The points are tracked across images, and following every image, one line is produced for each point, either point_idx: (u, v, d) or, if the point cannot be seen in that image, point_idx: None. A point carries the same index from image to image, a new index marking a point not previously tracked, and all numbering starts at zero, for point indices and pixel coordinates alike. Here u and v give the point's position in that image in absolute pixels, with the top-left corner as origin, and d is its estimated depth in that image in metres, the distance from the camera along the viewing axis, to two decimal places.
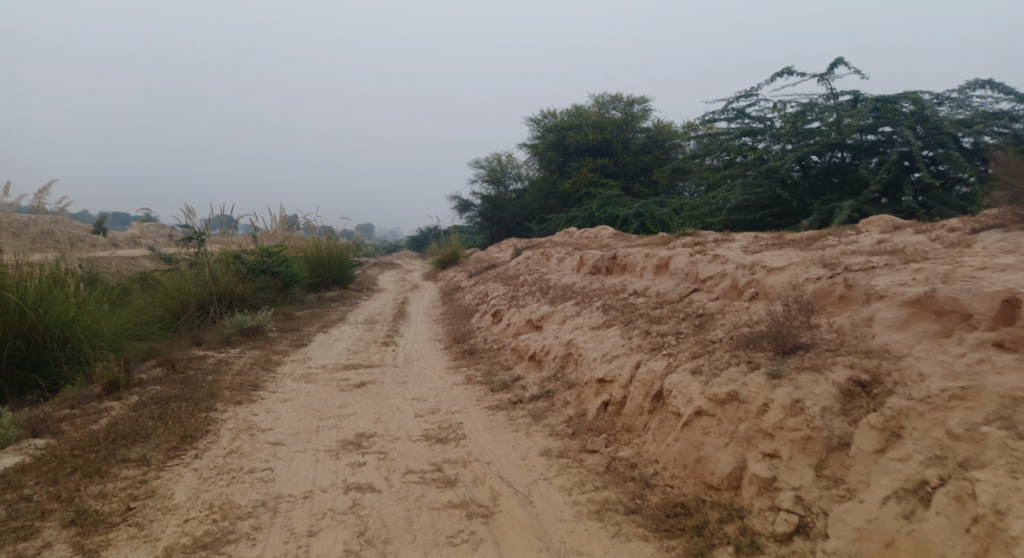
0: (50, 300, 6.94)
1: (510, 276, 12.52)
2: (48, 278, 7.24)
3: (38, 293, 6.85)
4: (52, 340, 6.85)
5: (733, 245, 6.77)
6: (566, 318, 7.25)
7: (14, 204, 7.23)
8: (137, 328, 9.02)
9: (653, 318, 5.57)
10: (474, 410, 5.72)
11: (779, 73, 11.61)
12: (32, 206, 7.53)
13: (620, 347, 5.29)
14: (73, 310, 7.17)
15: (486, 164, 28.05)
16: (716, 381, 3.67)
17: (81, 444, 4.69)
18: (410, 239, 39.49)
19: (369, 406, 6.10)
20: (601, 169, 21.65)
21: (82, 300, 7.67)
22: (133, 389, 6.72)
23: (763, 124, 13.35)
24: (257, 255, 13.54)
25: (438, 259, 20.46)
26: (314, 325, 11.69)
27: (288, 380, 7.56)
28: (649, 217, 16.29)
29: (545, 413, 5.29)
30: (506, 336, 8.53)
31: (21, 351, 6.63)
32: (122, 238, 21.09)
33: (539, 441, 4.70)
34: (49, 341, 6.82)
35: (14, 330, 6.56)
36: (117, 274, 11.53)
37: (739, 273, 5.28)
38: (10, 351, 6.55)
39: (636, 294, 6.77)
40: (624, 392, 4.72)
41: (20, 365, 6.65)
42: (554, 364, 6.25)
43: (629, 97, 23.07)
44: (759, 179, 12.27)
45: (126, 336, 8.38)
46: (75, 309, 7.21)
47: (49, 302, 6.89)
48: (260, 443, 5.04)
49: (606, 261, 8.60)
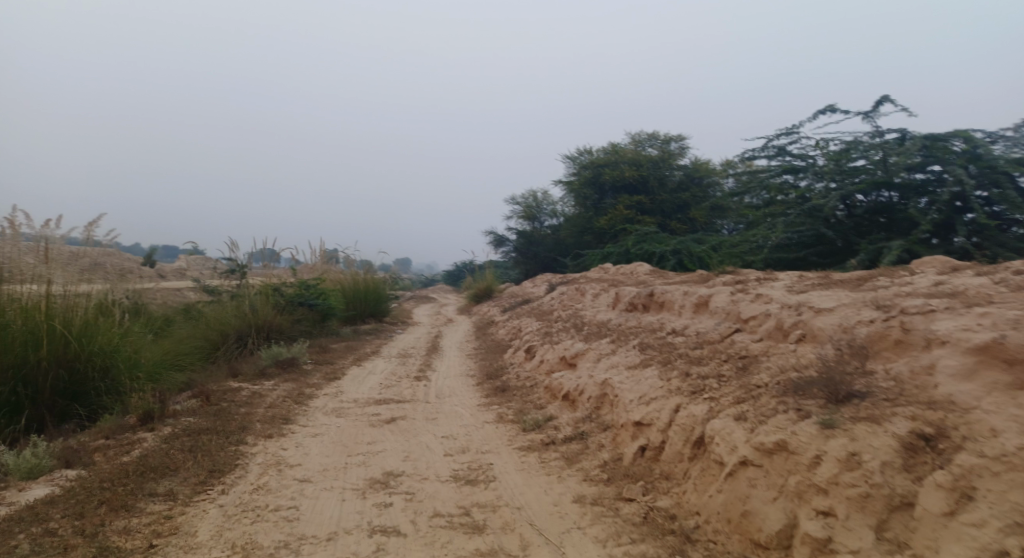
0: (94, 331, 7.05)
1: (544, 312, 12.39)
2: (93, 308, 7.37)
3: (82, 323, 6.95)
4: (93, 370, 6.93)
5: (776, 284, 6.53)
6: (601, 356, 7.06)
7: (65, 236, 7.37)
8: (177, 359, 9.12)
9: (693, 359, 5.36)
10: (505, 450, 5.54)
11: (821, 111, 11.42)
12: (83, 238, 7.68)
13: (658, 388, 5.09)
14: (115, 341, 7.25)
15: (522, 200, 28.21)
16: (762, 428, 3.46)
17: (110, 476, 4.65)
18: (446, 273, 39.71)
19: (398, 444, 5.97)
20: (638, 206, 21.53)
21: (124, 330, 7.76)
22: (167, 420, 6.74)
23: (804, 161, 13.15)
24: (296, 287, 13.70)
25: (472, 294, 20.47)
26: (348, 358, 11.69)
27: (319, 414, 7.50)
28: (687, 254, 16.03)
29: (579, 456, 5.09)
30: (539, 373, 8.36)
31: (63, 381, 6.70)
32: (167, 269, 21.62)
33: (572, 486, 4.51)
34: (90, 371, 6.90)
35: (58, 360, 6.64)
36: (162, 305, 11.75)
37: (785, 313, 5.06)
38: (53, 381, 6.64)
39: (674, 333, 6.56)
40: (663, 437, 4.50)
41: (62, 394, 6.73)
42: (589, 404, 6.06)
43: (666, 135, 23.02)
44: (802, 217, 11.98)
45: (164, 367, 8.45)
46: (116, 340, 7.29)
47: (92, 333, 6.98)
48: (288, 480, 4.95)
49: (642, 298, 8.41)
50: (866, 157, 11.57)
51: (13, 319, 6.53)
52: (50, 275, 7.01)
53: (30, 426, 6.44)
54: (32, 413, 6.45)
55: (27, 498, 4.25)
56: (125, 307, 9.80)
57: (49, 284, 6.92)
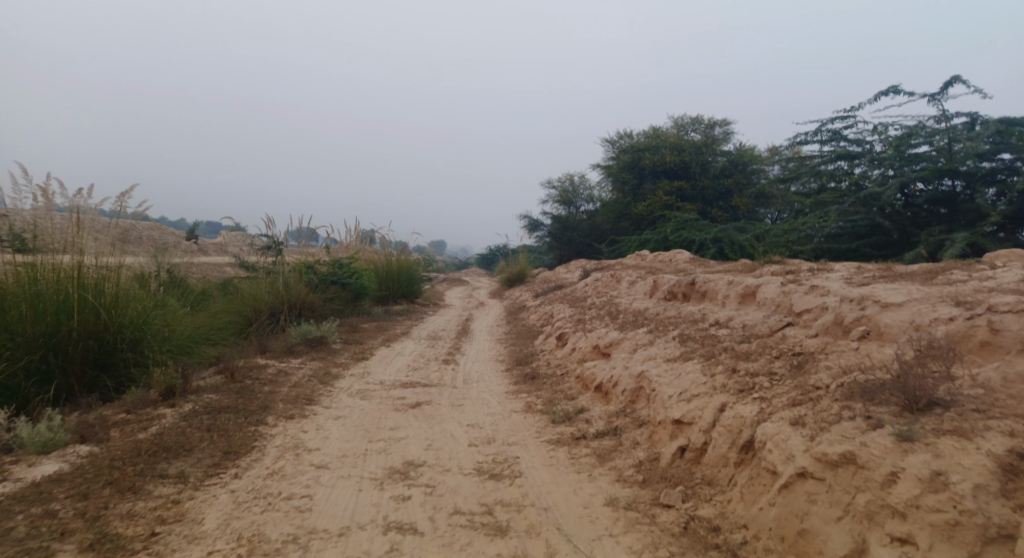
0: (125, 302, 6.89)
1: (578, 298, 12.02)
2: (126, 279, 7.20)
3: (113, 294, 6.80)
4: (122, 342, 6.79)
5: (832, 276, 6.06)
6: (638, 346, 6.68)
7: (97, 207, 7.09)
8: (209, 333, 9.01)
9: (740, 353, 4.95)
10: (533, 443, 5.22)
11: (883, 93, 10.81)
12: (113, 212, 7.35)
13: (701, 384, 4.70)
14: (144, 313, 7.10)
15: (558, 184, 27.73)
16: (824, 437, 3.06)
17: (122, 454, 4.45)
18: (479, 256, 39.49)
19: (421, 431, 5.69)
20: (678, 193, 20.89)
21: (155, 303, 7.62)
22: (188, 396, 6.56)
23: (860, 147, 12.58)
24: (329, 266, 13.55)
25: (505, 277, 20.16)
26: (377, 338, 11.49)
27: (343, 395, 7.28)
28: (728, 243, 15.42)
29: (612, 453, 4.74)
30: (571, 362, 8.02)
31: (92, 351, 6.58)
32: (207, 245, 21.71)
33: (604, 487, 4.16)
34: (119, 342, 6.76)
35: (88, 331, 6.50)
36: (200, 280, 11.71)
37: (845, 308, 4.63)
38: (83, 352, 6.51)
39: (718, 326, 6.14)
40: (706, 438, 4.13)
41: (92, 364, 6.61)
42: (623, 397, 5.70)
43: (710, 119, 22.28)
44: (856, 207, 11.38)
45: (196, 341, 8.31)
46: (146, 312, 7.15)
47: (123, 304, 6.82)
48: (304, 465, 4.71)
49: (682, 287, 7.96)
50: (929, 143, 11.04)
51: (43, 287, 6.38)
52: (82, 244, 6.85)
53: (58, 396, 6.34)
54: (61, 383, 6.34)
55: (34, 475, 4.06)
56: (158, 281, 9.71)
57: (81, 254, 6.75)
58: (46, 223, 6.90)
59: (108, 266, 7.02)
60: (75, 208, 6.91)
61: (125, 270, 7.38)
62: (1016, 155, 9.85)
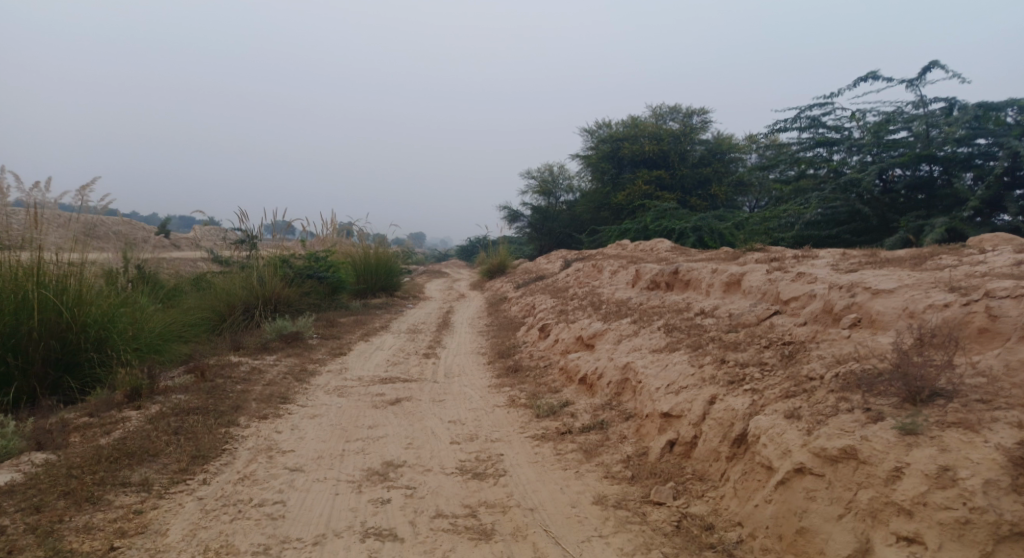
0: (89, 300, 6.58)
1: (559, 289, 11.86)
2: (91, 276, 6.88)
3: (77, 292, 6.50)
4: (87, 342, 6.48)
5: (817, 263, 5.96)
6: (622, 337, 6.54)
7: (57, 201, 6.75)
8: (181, 330, 8.71)
9: (728, 343, 4.83)
10: (517, 439, 5.05)
11: (862, 79, 10.77)
12: (74, 206, 7.01)
13: (689, 376, 4.56)
14: (109, 311, 6.81)
15: (537, 174, 27.53)
16: (822, 430, 2.93)
17: (81, 462, 4.20)
18: (458, 248, 39.18)
19: (401, 428, 5.50)
20: (657, 182, 20.80)
21: (122, 300, 7.33)
22: (156, 398, 6.29)
23: (839, 134, 12.55)
24: (305, 260, 13.24)
25: (485, 269, 19.96)
26: (356, 333, 11.24)
27: (319, 393, 7.06)
28: (708, 231, 15.36)
29: (599, 448, 4.60)
30: (553, 353, 7.87)
31: (55, 352, 6.26)
32: (181, 240, 21.23)
33: (591, 484, 4.01)
34: (84, 342, 6.46)
35: (50, 331, 6.20)
36: (172, 276, 11.37)
37: (834, 295, 4.52)
38: (45, 352, 6.20)
39: (703, 315, 6.01)
40: (696, 432, 4.00)
41: (55, 365, 6.30)
42: (608, 390, 5.56)
43: (688, 108, 22.20)
44: (835, 193, 11.34)
45: (167, 339, 8.02)
46: (112, 309, 6.86)
47: (87, 302, 6.53)
48: (278, 468, 4.50)
49: (665, 276, 7.83)
50: (907, 129, 11.02)
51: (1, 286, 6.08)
52: (42, 239, 6.54)
53: (19, 399, 6.05)
54: (22, 385, 6.05)
55: None
56: (126, 277, 9.37)
57: (41, 250, 6.44)
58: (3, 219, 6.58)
59: (70, 262, 6.69)
60: (33, 203, 6.60)
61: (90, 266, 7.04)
62: (993, 140, 9.85)
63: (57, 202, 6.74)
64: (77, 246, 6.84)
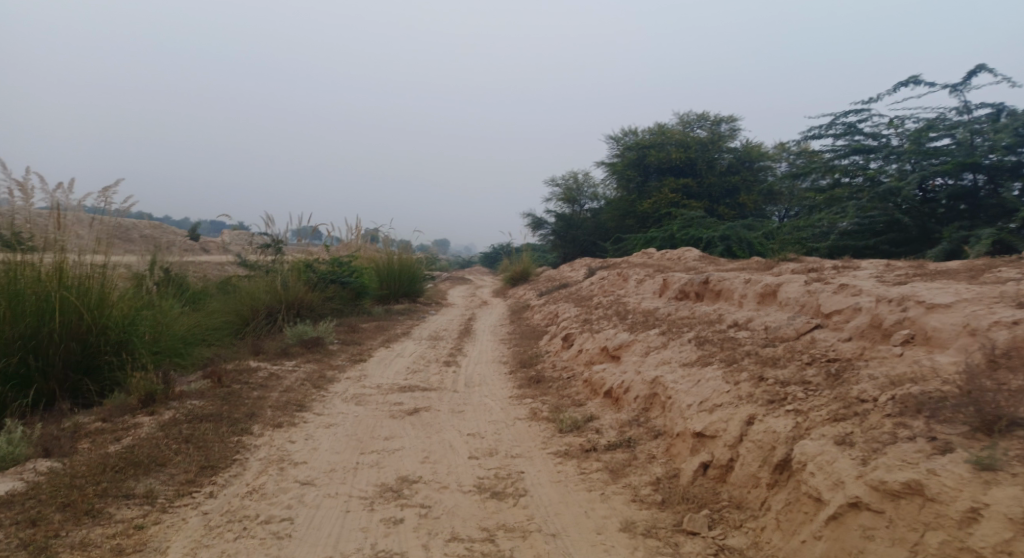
0: (109, 302, 6.47)
1: (584, 297, 11.58)
2: (113, 279, 6.76)
3: (99, 294, 6.40)
4: (107, 344, 6.37)
5: (859, 274, 5.62)
6: (650, 349, 6.25)
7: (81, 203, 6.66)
8: (202, 333, 8.61)
9: (765, 359, 4.52)
10: (538, 456, 4.80)
11: (903, 83, 10.38)
12: (98, 208, 6.92)
13: (723, 393, 4.27)
14: (129, 313, 6.70)
15: (561, 181, 27.27)
16: (879, 461, 2.64)
17: (85, 471, 4.03)
18: (482, 256, 39.06)
19: (417, 441, 5.27)
20: (685, 190, 20.40)
21: (143, 303, 7.22)
22: (171, 403, 6.15)
23: (876, 141, 12.13)
24: (329, 265, 13.14)
25: (508, 276, 19.75)
26: (376, 339, 11.07)
27: (336, 401, 6.87)
28: (737, 240, 14.96)
29: (626, 467, 4.32)
30: (577, 364, 7.60)
31: (75, 354, 6.16)
32: (210, 244, 21.35)
33: (618, 508, 3.75)
34: (104, 345, 6.35)
35: (71, 333, 6.09)
36: (199, 279, 11.32)
37: (884, 308, 4.20)
38: (66, 354, 6.10)
39: (736, 328, 5.71)
40: (732, 454, 3.71)
41: (75, 368, 6.20)
42: (636, 405, 5.28)
43: (717, 116, 21.81)
44: (873, 202, 10.92)
45: (189, 343, 7.91)
46: (132, 312, 6.75)
47: (108, 304, 6.42)
48: (288, 482, 4.30)
49: (695, 285, 7.52)
50: (949, 136, 10.58)
51: (22, 286, 5.99)
52: (64, 241, 6.45)
53: (38, 401, 5.94)
54: (41, 387, 5.94)
55: None
56: (150, 281, 9.31)
57: (64, 252, 6.35)
58: (25, 220, 6.51)
59: (93, 265, 6.60)
60: (57, 203, 6.52)
61: (114, 269, 6.93)
62: None
63: (80, 203, 6.65)
64: (100, 248, 6.75)
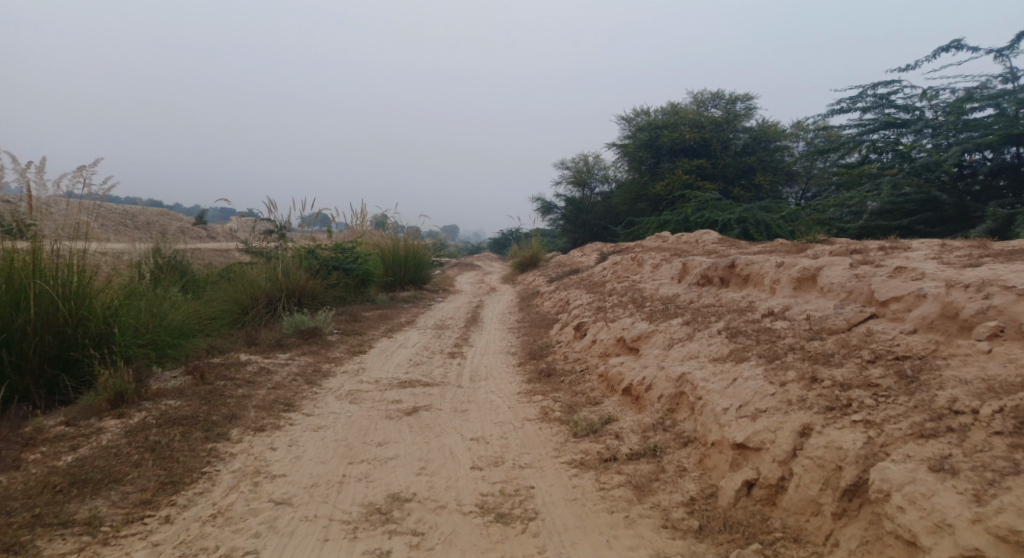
0: (88, 292, 5.82)
1: (596, 283, 10.91)
2: (94, 267, 6.10)
3: (77, 283, 5.76)
4: (86, 337, 5.75)
5: (911, 256, 4.94)
6: (674, 341, 5.60)
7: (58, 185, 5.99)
8: (197, 322, 8.03)
9: (815, 354, 3.87)
10: (550, 466, 4.19)
11: (943, 49, 9.61)
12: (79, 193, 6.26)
13: (767, 396, 3.63)
14: (110, 304, 6.08)
15: (571, 164, 26.47)
16: (1005, 501, 2.14)
17: (20, 492, 3.47)
18: (491, 242, 38.40)
19: (414, 447, 4.67)
20: (698, 171, 19.61)
21: (128, 292, 6.59)
22: (145, 403, 5.56)
23: (909, 114, 11.37)
24: (331, 251, 12.52)
25: (517, 261, 19.10)
26: (379, 328, 10.49)
27: (330, 398, 6.27)
28: (754, 222, 14.22)
29: (653, 481, 3.71)
30: (591, 356, 6.97)
31: (52, 348, 5.55)
32: (215, 231, 20.76)
33: (646, 536, 3.14)
34: (82, 338, 5.72)
35: (48, 325, 5.49)
36: (202, 267, 10.75)
37: (960, 294, 3.55)
38: (41, 348, 5.48)
39: (773, 318, 5.05)
40: (783, 473, 3.10)
41: (53, 362, 5.60)
42: (660, 406, 4.66)
43: (732, 94, 20.96)
44: (906, 178, 10.14)
45: (181, 334, 7.30)
46: (115, 302, 6.13)
47: (88, 294, 5.80)
48: (262, 500, 3.73)
49: (719, 269, 6.82)
50: (991, 108, 9.86)
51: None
52: (39, 226, 5.82)
53: (11, 397, 5.35)
54: (15, 383, 5.34)
55: None
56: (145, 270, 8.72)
57: (39, 239, 5.71)
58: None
59: (72, 252, 5.95)
60: (31, 187, 5.87)
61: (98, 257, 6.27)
62: None
63: (57, 187, 6.01)
64: (78, 234, 6.10)
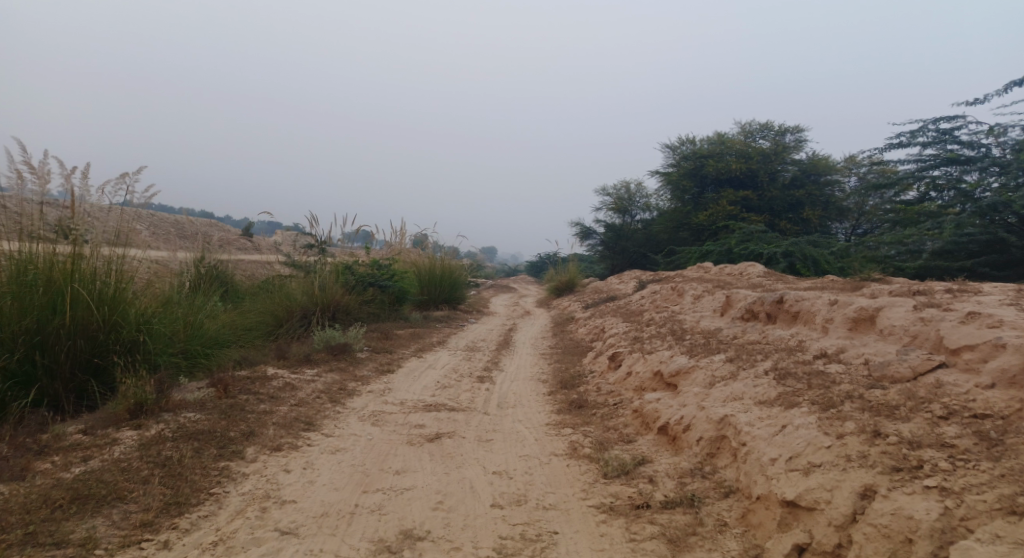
0: (122, 298, 5.70)
1: (634, 312, 10.54)
2: (130, 273, 6.00)
3: (112, 288, 5.65)
4: (117, 343, 5.61)
5: (983, 300, 4.53)
6: (716, 379, 5.24)
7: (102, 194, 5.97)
8: (231, 333, 7.94)
9: (876, 405, 3.51)
10: (577, 509, 3.88)
11: (1016, 84, 9.12)
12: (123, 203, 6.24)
13: (822, 448, 3.27)
14: (144, 310, 5.98)
15: (613, 191, 26.15)
16: None
17: (19, 506, 3.33)
18: (528, 266, 38.18)
19: (434, 478, 4.41)
20: (743, 203, 19.11)
21: (164, 300, 6.50)
22: (165, 415, 5.41)
23: (974, 151, 10.82)
24: (368, 267, 12.44)
25: (553, 286, 18.83)
26: (410, 347, 10.30)
27: (352, 419, 6.06)
28: (801, 257, 13.69)
29: (689, 535, 3.37)
30: (625, 389, 6.62)
31: (84, 353, 5.43)
32: (258, 242, 20.99)
33: None
34: (114, 344, 5.58)
35: (81, 329, 5.37)
36: (241, 279, 10.75)
37: None
38: (73, 352, 5.36)
39: (826, 360, 4.66)
40: (841, 539, 2.75)
41: (84, 367, 5.47)
42: (700, 450, 4.30)
43: (781, 126, 20.45)
44: (969, 218, 9.58)
45: (213, 344, 7.18)
46: (149, 309, 6.02)
47: (123, 300, 5.70)
48: (268, 529, 3.51)
49: (766, 305, 6.43)
50: None
51: (33, 277, 5.28)
52: (80, 231, 5.75)
53: (40, 402, 5.24)
54: (45, 387, 5.23)
55: None
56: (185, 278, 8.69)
57: (78, 243, 5.63)
58: (38, 209, 5.82)
59: (111, 258, 5.86)
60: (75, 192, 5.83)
61: (136, 264, 6.18)
62: None
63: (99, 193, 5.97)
64: (119, 240, 6.07)
